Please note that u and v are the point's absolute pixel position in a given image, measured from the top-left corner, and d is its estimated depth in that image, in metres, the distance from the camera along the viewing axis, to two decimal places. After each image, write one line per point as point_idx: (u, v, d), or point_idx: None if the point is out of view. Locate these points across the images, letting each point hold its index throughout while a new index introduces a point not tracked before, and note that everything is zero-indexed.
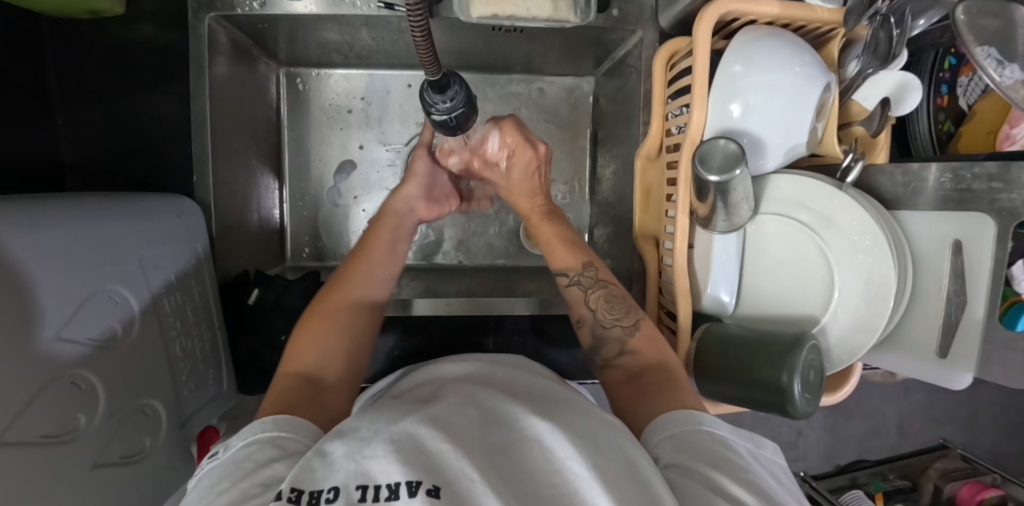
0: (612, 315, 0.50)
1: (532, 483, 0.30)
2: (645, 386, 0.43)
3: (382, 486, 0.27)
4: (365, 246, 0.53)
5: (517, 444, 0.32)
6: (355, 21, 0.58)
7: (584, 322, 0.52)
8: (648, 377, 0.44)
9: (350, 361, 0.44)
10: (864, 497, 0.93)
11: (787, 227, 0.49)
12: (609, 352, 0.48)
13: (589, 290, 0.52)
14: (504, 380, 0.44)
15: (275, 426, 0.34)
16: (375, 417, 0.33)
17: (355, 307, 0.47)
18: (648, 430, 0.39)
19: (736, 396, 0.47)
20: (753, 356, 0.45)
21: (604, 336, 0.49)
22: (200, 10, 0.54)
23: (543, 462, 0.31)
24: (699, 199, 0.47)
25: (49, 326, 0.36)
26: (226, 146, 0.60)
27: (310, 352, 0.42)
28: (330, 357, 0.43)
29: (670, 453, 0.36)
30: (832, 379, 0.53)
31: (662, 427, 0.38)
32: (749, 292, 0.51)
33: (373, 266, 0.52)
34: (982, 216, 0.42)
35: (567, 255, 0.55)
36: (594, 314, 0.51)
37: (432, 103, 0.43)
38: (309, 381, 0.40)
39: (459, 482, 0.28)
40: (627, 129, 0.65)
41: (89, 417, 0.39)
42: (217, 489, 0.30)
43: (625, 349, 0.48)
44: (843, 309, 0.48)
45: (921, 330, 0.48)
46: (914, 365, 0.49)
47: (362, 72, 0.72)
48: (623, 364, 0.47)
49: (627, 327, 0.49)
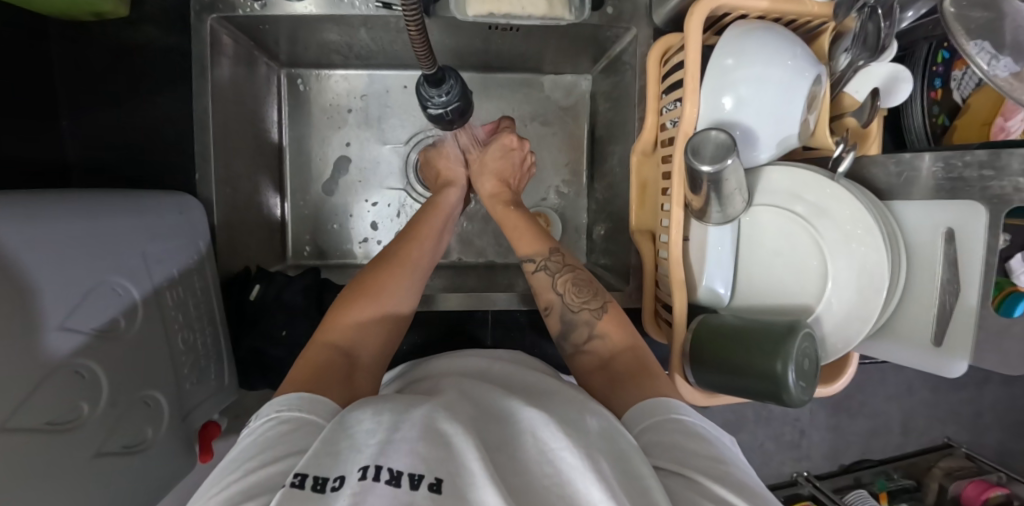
0: (579, 299, 0.52)
1: (525, 475, 0.30)
2: (616, 372, 0.45)
3: (385, 470, 0.28)
4: (419, 232, 0.56)
5: (513, 439, 0.33)
6: (355, 21, 0.59)
7: (552, 308, 0.53)
8: (619, 362, 0.46)
9: (379, 348, 0.45)
10: (868, 496, 0.93)
11: (781, 219, 0.50)
12: (578, 337, 0.50)
13: (557, 274, 0.54)
14: (504, 374, 0.45)
15: (304, 401, 0.35)
16: (379, 409, 0.33)
17: (395, 296, 0.49)
18: (629, 418, 0.39)
19: (733, 387, 0.48)
20: (745, 347, 0.45)
21: (572, 320, 0.51)
22: (202, 11, 0.55)
23: (536, 453, 0.31)
24: (692, 192, 0.48)
25: (54, 315, 0.37)
26: (228, 144, 0.61)
27: (348, 327, 0.44)
28: (363, 337, 0.45)
29: (652, 442, 0.36)
30: (828, 370, 0.53)
31: (644, 414, 0.38)
32: (744, 284, 0.52)
33: (420, 256, 0.54)
34: (974, 205, 0.43)
35: (531, 243, 0.57)
36: (561, 298, 0.53)
37: (428, 97, 0.44)
38: (343, 357, 0.42)
39: (458, 472, 0.28)
40: (623, 125, 0.65)
41: (93, 405, 0.39)
42: (242, 467, 0.30)
43: (594, 333, 0.49)
44: (837, 298, 0.48)
45: (916, 319, 0.48)
46: (910, 354, 0.49)
47: (362, 72, 0.73)
48: (592, 349, 0.49)
49: (594, 309, 0.51)
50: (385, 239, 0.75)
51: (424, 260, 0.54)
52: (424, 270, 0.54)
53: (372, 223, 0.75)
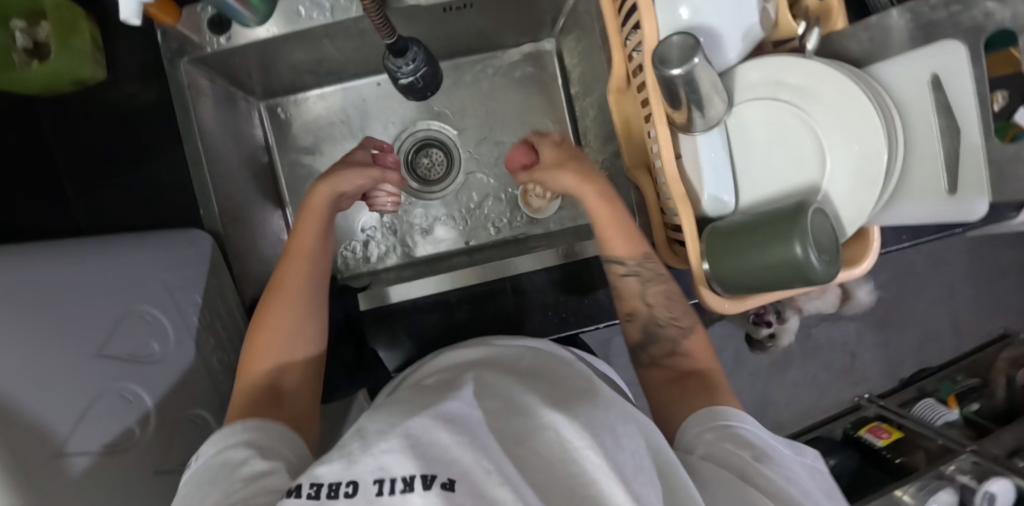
0: (668, 314, 0.53)
1: (547, 475, 0.30)
2: (689, 388, 0.48)
3: (398, 481, 0.26)
4: (296, 238, 0.51)
5: (533, 433, 0.33)
6: (317, 34, 0.61)
7: (636, 316, 0.55)
8: (692, 381, 0.49)
9: (307, 355, 0.48)
10: (933, 403, 1.16)
11: (767, 109, 0.49)
12: (659, 351, 0.53)
13: (650, 282, 0.54)
14: (525, 367, 0.45)
15: (246, 431, 0.38)
16: (391, 414, 0.32)
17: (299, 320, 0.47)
18: (689, 423, 0.43)
19: (759, 287, 0.47)
20: (761, 236, 0.45)
21: (659, 335, 0.53)
22: (174, 58, 0.58)
23: (560, 455, 0.31)
24: (673, 108, 0.48)
25: (90, 344, 0.38)
26: (224, 177, 0.63)
27: (275, 341, 0.46)
28: (288, 361, 0.46)
29: (708, 445, 0.40)
30: (848, 258, 0.51)
31: (702, 420, 0.42)
32: (746, 184, 0.51)
33: (311, 260, 0.50)
34: (950, 43, 0.43)
35: (627, 247, 0.54)
36: (652, 311, 0.54)
37: (397, 68, 0.45)
38: (272, 388, 0.44)
39: (474, 471, 0.27)
40: (595, 72, 0.66)
41: (143, 427, 0.41)
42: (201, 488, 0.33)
43: (678, 350, 0.52)
44: (841, 170, 0.47)
45: (923, 173, 0.47)
46: (926, 211, 0.48)
47: (336, 87, 0.76)
48: (671, 364, 0.52)
49: (682, 327, 0.53)
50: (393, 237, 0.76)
51: (318, 266, 0.51)
52: (321, 270, 0.51)
53: (376, 226, 0.77)
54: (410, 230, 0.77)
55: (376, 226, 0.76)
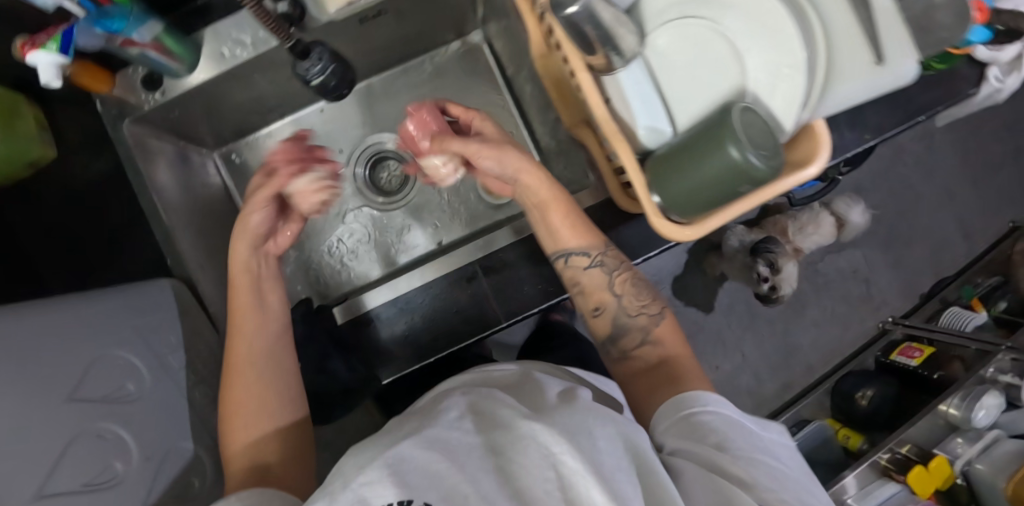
0: (636, 304, 0.57)
1: (522, 488, 0.29)
2: (656, 379, 0.52)
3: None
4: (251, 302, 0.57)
5: (508, 444, 0.32)
6: (245, 71, 0.63)
7: (603, 308, 0.57)
8: (661, 371, 0.53)
9: (285, 422, 0.50)
10: (961, 311, 1.14)
11: (680, 29, 0.50)
12: (629, 342, 0.56)
13: (614, 272, 0.56)
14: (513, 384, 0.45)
15: (246, 496, 0.39)
16: (369, 453, 0.33)
17: (259, 384, 0.50)
18: (661, 415, 0.48)
19: (709, 201, 0.46)
20: (699, 142, 0.45)
21: (627, 324, 0.56)
22: (117, 121, 0.61)
23: (538, 457, 0.31)
24: (589, 52, 0.48)
25: (61, 390, 0.39)
26: (187, 223, 0.65)
27: (247, 427, 0.49)
28: (267, 428, 0.49)
29: (675, 437, 0.44)
30: (808, 151, 0.47)
31: (676, 408, 0.47)
32: (679, 108, 0.51)
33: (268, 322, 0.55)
34: None
35: (584, 236, 0.56)
36: (619, 301, 0.57)
37: (307, 71, 0.51)
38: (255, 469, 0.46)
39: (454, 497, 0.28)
40: (521, 49, 0.68)
41: (126, 463, 0.42)
42: None
43: (647, 339, 0.55)
44: (762, 71, 0.47)
45: (845, 54, 0.47)
46: (859, 86, 0.47)
47: (284, 120, 0.78)
48: (642, 353, 0.55)
49: (652, 315, 0.57)
50: (362, 249, 0.78)
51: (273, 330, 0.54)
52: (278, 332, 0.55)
53: (343, 242, 0.78)
54: (377, 238, 0.78)
55: (344, 242, 0.78)
